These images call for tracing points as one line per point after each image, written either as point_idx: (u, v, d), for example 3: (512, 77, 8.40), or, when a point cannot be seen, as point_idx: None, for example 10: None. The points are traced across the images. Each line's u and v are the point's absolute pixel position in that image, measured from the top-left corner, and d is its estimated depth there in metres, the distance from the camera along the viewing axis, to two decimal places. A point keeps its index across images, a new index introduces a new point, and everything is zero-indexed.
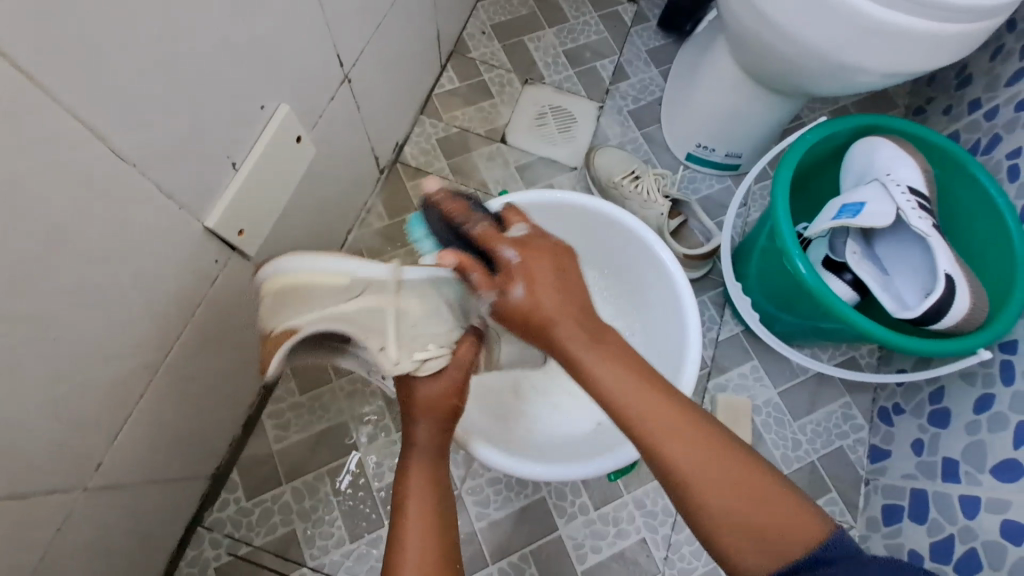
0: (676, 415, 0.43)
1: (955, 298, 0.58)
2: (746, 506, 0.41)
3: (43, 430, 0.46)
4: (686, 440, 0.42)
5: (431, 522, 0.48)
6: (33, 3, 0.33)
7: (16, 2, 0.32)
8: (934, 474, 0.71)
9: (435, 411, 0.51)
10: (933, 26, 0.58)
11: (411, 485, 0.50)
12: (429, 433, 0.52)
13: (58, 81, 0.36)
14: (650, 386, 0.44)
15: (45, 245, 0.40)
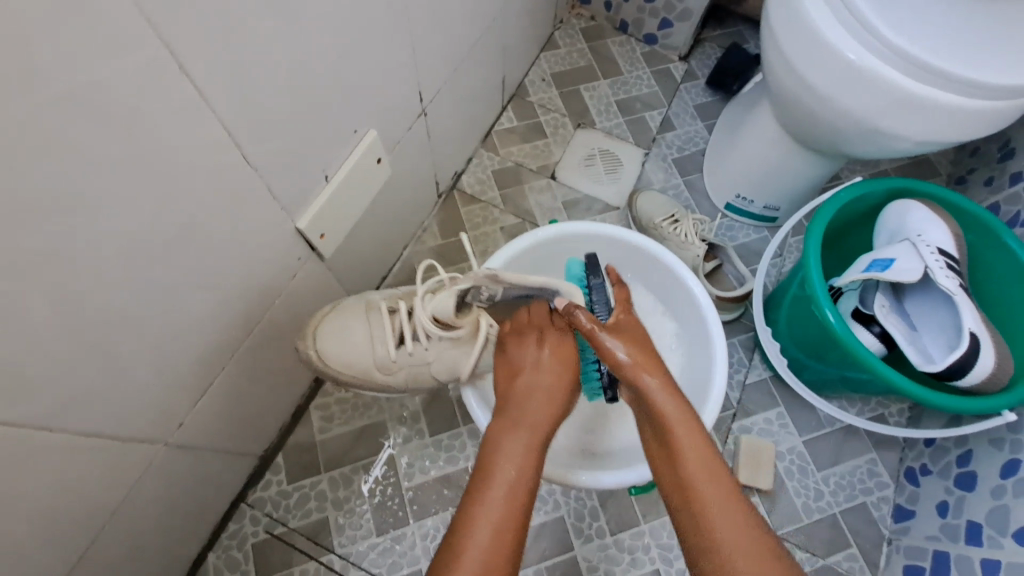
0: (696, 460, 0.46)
1: (978, 358, 0.62)
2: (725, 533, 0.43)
3: (148, 384, 0.53)
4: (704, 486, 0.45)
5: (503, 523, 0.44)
6: (218, 40, 0.42)
7: (206, 39, 0.41)
8: (958, 537, 0.72)
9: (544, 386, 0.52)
10: (962, 101, 0.62)
11: (505, 444, 0.48)
12: (541, 405, 0.51)
13: (221, 101, 0.45)
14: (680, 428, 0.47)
15: (183, 229, 0.48)
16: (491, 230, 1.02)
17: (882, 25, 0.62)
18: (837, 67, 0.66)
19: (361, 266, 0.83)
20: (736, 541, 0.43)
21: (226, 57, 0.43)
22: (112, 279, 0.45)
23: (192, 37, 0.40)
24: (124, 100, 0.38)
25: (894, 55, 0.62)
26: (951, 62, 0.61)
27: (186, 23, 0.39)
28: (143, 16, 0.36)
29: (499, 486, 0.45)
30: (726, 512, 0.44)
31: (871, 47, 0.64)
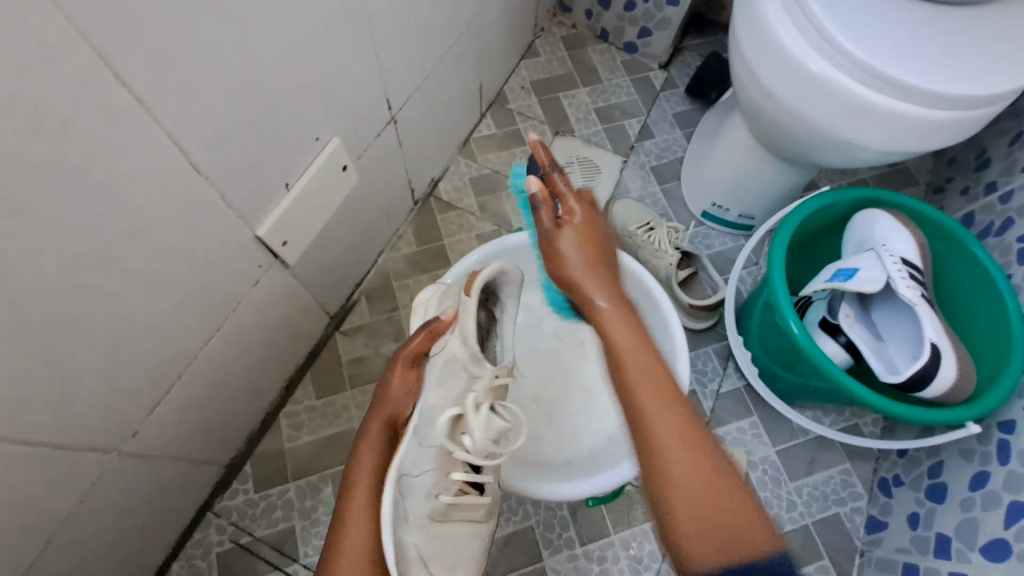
0: (684, 426, 0.49)
1: (940, 369, 0.62)
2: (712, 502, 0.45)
3: (97, 393, 0.53)
4: (683, 439, 0.48)
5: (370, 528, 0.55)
6: (159, 49, 0.42)
7: (148, 50, 0.41)
8: (927, 549, 0.72)
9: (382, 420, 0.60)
10: (921, 112, 0.63)
11: (361, 470, 0.58)
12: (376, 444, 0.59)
13: (165, 109, 0.45)
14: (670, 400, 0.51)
15: (129, 238, 0.48)
16: (466, 237, 1.02)
17: (845, 38, 0.62)
18: (803, 81, 0.66)
19: (330, 273, 0.83)
20: (711, 484, 0.46)
21: (171, 66, 0.43)
22: (51, 287, 0.44)
23: (131, 46, 0.40)
24: (57, 108, 0.38)
25: (857, 68, 0.62)
26: (913, 74, 0.61)
27: (125, 33, 0.39)
28: (75, 26, 0.36)
29: (355, 529, 0.55)
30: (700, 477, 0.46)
31: (835, 60, 0.64)
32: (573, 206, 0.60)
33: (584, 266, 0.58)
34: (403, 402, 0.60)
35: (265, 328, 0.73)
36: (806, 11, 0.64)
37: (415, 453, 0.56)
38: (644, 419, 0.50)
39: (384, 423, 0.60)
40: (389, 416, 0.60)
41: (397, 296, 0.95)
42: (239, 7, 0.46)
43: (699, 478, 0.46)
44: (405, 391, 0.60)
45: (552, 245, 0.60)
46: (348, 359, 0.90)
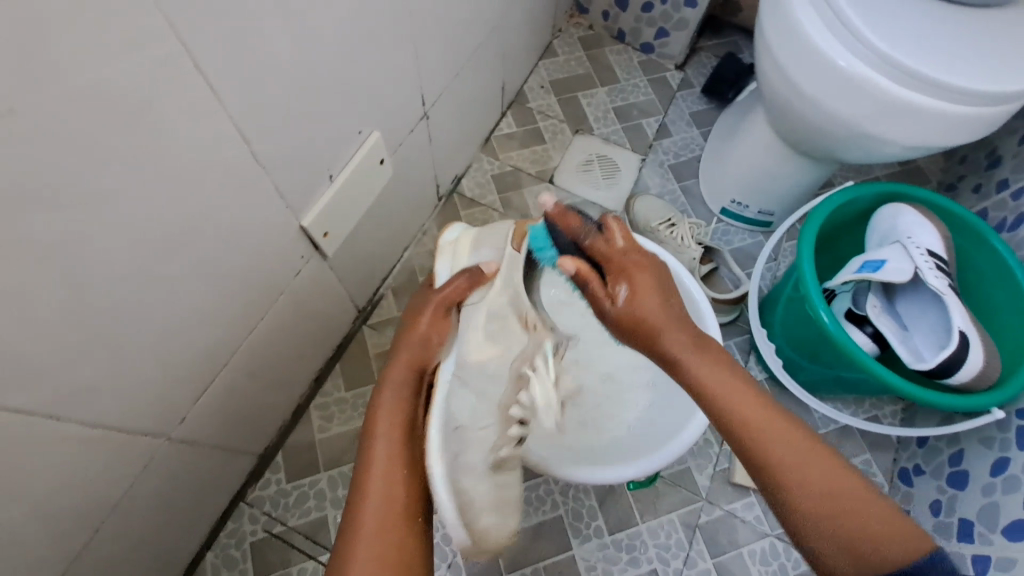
0: (778, 418, 0.49)
1: (967, 356, 0.63)
2: (843, 520, 0.44)
3: (152, 378, 0.54)
4: (799, 442, 0.47)
5: (399, 469, 0.49)
6: (230, 41, 0.43)
7: (220, 42, 0.42)
8: (950, 534, 0.73)
9: (405, 380, 0.56)
10: (948, 108, 0.64)
11: (378, 439, 0.51)
12: (396, 399, 0.54)
13: (232, 100, 0.46)
14: (757, 400, 0.50)
15: (191, 225, 0.49)
16: None
17: (877, 38, 0.64)
18: (834, 79, 0.68)
19: (362, 267, 0.84)
20: (819, 473, 0.45)
21: (239, 57, 0.45)
22: (120, 271, 0.45)
23: (206, 37, 0.41)
24: (142, 96, 0.39)
25: (887, 67, 0.64)
26: (943, 72, 0.63)
27: (203, 23, 0.40)
28: (163, 17, 0.38)
29: (374, 505, 0.48)
30: (818, 482, 0.45)
31: (867, 60, 0.65)
32: (618, 236, 0.55)
33: (653, 294, 0.53)
34: (432, 348, 0.58)
35: (301, 319, 0.74)
36: (838, 13, 0.66)
37: (467, 403, 0.55)
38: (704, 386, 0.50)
39: (413, 364, 0.57)
40: (414, 364, 0.57)
41: None
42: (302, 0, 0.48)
43: (806, 470, 0.46)
44: (430, 336, 0.58)
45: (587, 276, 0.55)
46: (376, 352, 0.91)
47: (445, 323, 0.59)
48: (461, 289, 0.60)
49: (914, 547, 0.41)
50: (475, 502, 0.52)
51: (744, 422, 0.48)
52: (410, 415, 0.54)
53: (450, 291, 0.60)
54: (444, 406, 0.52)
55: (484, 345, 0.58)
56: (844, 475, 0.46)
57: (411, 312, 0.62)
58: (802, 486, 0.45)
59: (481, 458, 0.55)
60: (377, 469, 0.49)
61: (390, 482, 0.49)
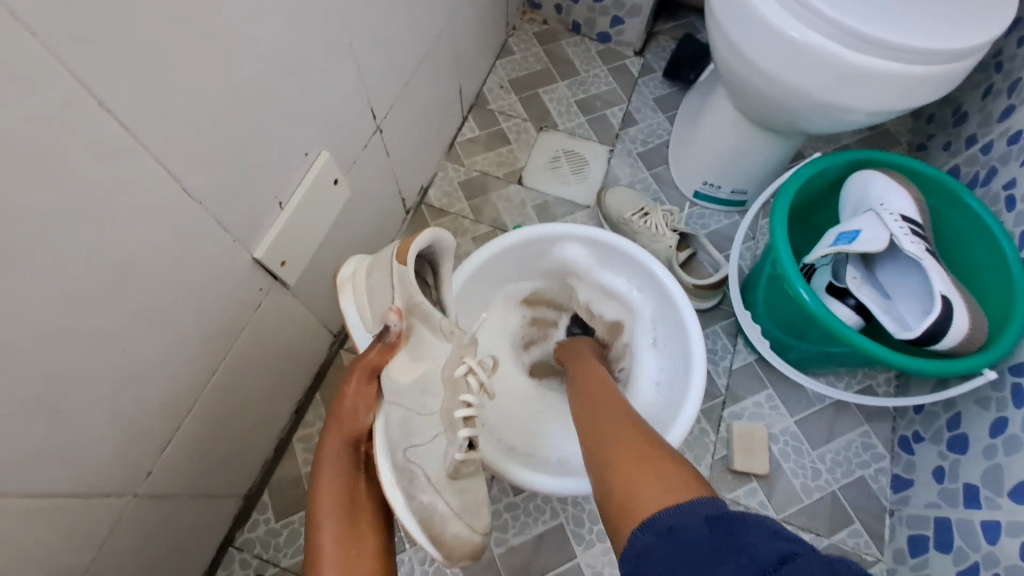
0: (626, 416, 0.55)
1: (952, 319, 0.62)
2: (654, 476, 0.44)
3: (106, 435, 0.51)
4: (632, 437, 0.50)
5: (343, 536, 0.51)
6: (138, 74, 0.40)
7: (125, 76, 0.40)
8: (957, 501, 0.72)
9: (346, 433, 0.55)
10: (904, 69, 0.63)
11: (320, 504, 0.52)
12: (337, 454, 0.55)
13: (151, 136, 0.43)
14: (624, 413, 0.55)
15: (124, 273, 0.46)
16: (462, 242, 1.02)
17: (846, 16, 0.62)
18: (816, 66, 0.66)
19: (331, 291, 0.81)
20: (642, 471, 0.45)
21: (155, 91, 0.42)
22: (49, 330, 0.42)
23: (109, 70, 0.38)
24: (44, 144, 0.37)
25: (868, 45, 0.62)
26: (923, 36, 0.61)
27: (102, 59, 0.38)
28: (55, 58, 0.35)
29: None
30: (650, 470, 0.45)
31: (844, 42, 0.63)
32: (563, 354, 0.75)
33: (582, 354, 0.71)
34: (363, 415, 0.56)
35: (270, 353, 0.71)
36: (803, 1, 0.63)
37: (404, 422, 0.55)
38: (596, 424, 0.55)
39: (340, 437, 0.55)
40: (350, 433, 0.56)
41: None
42: (219, 24, 0.45)
43: (647, 472, 0.45)
44: (358, 407, 0.56)
45: (569, 348, 0.74)
46: None
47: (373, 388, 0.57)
48: (381, 354, 0.56)
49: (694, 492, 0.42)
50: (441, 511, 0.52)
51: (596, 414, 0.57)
52: (349, 492, 0.54)
53: (371, 355, 0.56)
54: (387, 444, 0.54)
55: (407, 364, 0.56)
56: (673, 459, 0.46)
57: (340, 377, 0.60)
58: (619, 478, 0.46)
59: (457, 455, 0.55)
60: (324, 540, 0.51)
61: (339, 565, 0.49)
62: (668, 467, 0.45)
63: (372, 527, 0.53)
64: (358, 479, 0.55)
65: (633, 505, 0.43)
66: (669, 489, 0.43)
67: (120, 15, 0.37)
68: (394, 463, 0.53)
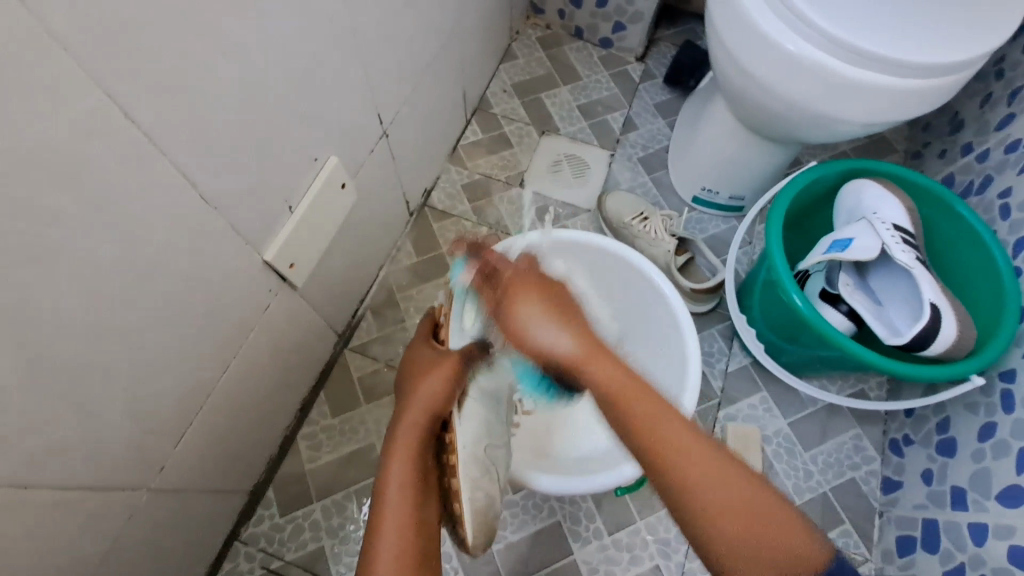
0: (674, 414, 0.50)
1: (940, 326, 0.64)
2: (739, 510, 0.47)
3: (123, 430, 0.53)
4: (686, 448, 0.48)
5: (408, 504, 0.57)
6: (162, 84, 0.42)
7: (150, 86, 0.41)
8: (944, 503, 0.74)
9: (429, 411, 0.62)
10: (899, 83, 0.65)
11: (392, 470, 0.59)
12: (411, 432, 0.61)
13: (171, 144, 0.45)
14: (648, 395, 0.49)
15: (142, 275, 0.48)
16: (464, 244, 1.03)
17: (843, 31, 0.64)
18: (824, 85, 0.67)
19: (335, 292, 0.83)
20: (724, 488, 0.47)
21: (176, 101, 0.44)
22: (73, 329, 0.44)
23: (135, 82, 0.40)
24: (74, 153, 0.38)
25: (880, 65, 0.64)
26: (918, 51, 0.63)
27: (129, 71, 0.39)
28: (86, 71, 0.37)
29: (388, 538, 0.55)
30: (722, 476, 0.48)
31: (840, 57, 0.65)
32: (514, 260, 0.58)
33: (532, 295, 0.51)
34: (444, 400, 0.62)
35: (277, 351, 0.73)
36: (802, 18, 0.65)
37: (480, 419, 0.62)
38: (648, 427, 0.48)
39: (421, 411, 0.62)
40: (429, 412, 0.62)
41: (402, 308, 0.97)
42: (236, 36, 0.47)
43: (710, 480, 0.47)
44: (445, 389, 0.63)
45: (495, 274, 0.56)
46: (359, 375, 0.91)
47: (458, 377, 0.64)
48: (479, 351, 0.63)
49: (800, 548, 0.47)
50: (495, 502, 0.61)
51: (639, 418, 0.49)
52: (420, 468, 0.59)
53: (473, 352, 0.64)
54: (469, 429, 0.61)
55: (492, 376, 0.64)
56: (739, 474, 0.48)
57: (427, 362, 0.67)
58: (698, 493, 0.47)
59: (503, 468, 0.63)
60: (389, 504, 0.57)
61: (400, 521, 0.56)
62: (746, 491, 0.48)
63: (432, 504, 0.59)
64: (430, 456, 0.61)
65: (708, 548, 0.47)
66: (774, 540, 0.47)
67: (147, 30, 0.39)
68: (469, 452, 0.60)
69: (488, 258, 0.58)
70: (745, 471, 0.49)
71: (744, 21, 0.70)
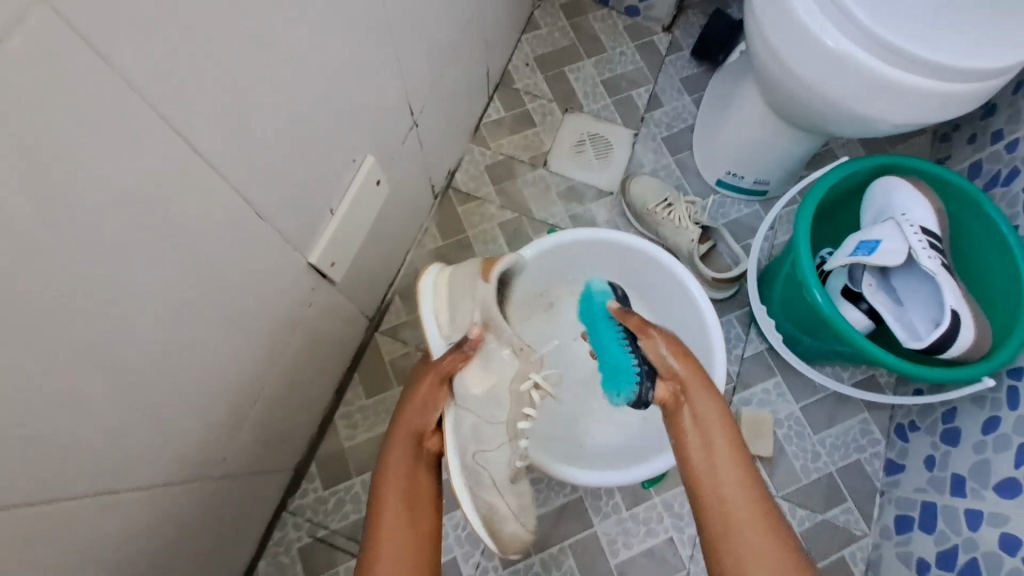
0: (749, 488, 0.55)
1: (958, 332, 0.66)
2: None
3: (192, 429, 0.57)
4: (751, 519, 0.54)
5: (406, 532, 0.56)
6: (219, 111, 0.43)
7: (209, 114, 0.42)
8: (943, 489, 0.79)
9: (409, 432, 0.61)
10: (945, 88, 0.63)
11: (387, 490, 0.58)
12: (403, 457, 0.60)
13: (229, 167, 0.46)
14: (745, 485, 0.56)
15: (206, 291, 0.50)
16: (489, 227, 1.04)
17: (894, 33, 0.61)
18: (868, 87, 0.66)
19: (368, 281, 0.86)
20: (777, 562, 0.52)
21: (232, 125, 0.44)
22: (151, 346, 0.47)
23: (197, 113, 0.41)
24: (149, 189, 0.40)
25: (928, 70, 0.62)
26: (968, 56, 0.61)
27: (192, 104, 0.40)
28: (157, 112, 0.37)
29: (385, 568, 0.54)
30: (765, 538, 0.53)
31: (888, 59, 0.63)
32: (653, 334, 0.63)
33: (696, 378, 0.61)
34: (427, 416, 0.62)
35: (317, 342, 0.76)
36: (852, 17, 0.62)
37: (472, 426, 0.61)
38: (728, 535, 0.54)
39: (405, 432, 0.61)
40: (413, 431, 0.62)
41: None
42: (280, 53, 0.46)
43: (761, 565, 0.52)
44: (427, 404, 0.62)
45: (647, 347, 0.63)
46: (390, 357, 0.95)
47: (440, 392, 0.63)
48: (455, 361, 0.63)
49: None
50: (498, 511, 0.60)
51: (718, 490, 0.56)
52: (413, 485, 0.59)
53: (448, 362, 0.63)
54: (456, 433, 0.61)
55: (478, 374, 0.63)
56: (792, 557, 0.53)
57: (413, 378, 0.66)
58: (730, 555, 0.53)
59: (500, 469, 0.62)
60: (385, 526, 0.56)
61: (394, 547, 0.55)
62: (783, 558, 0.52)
63: (428, 520, 0.58)
64: (421, 472, 0.60)
65: None
66: None
67: (207, 61, 0.39)
68: (458, 460, 0.60)
69: (634, 318, 0.64)
70: (788, 530, 0.55)
71: (790, 12, 0.67)
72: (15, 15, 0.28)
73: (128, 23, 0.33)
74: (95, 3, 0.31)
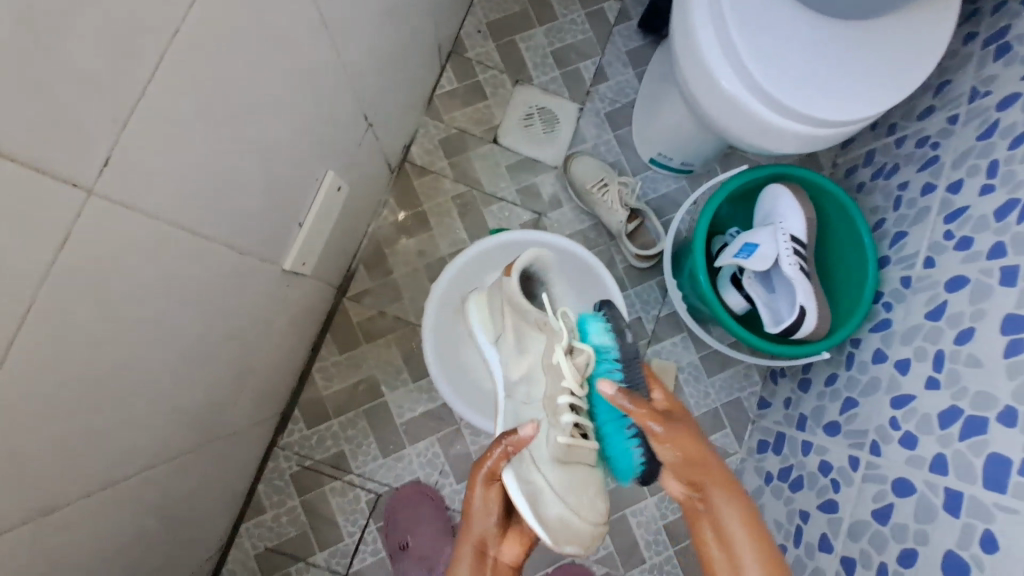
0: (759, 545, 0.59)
1: (802, 323, 0.85)
2: None
3: (195, 404, 0.72)
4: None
5: None
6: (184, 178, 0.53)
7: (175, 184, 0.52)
8: (792, 423, 1.04)
9: (476, 541, 0.65)
10: (815, 133, 0.76)
11: None
12: (469, 564, 0.64)
13: (195, 216, 0.57)
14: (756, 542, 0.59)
15: (194, 308, 0.63)
16: (443, 201, 1.14)
17: (776, 89, 0.73)
18: (756, 127, 0.78)
19: (333, 261, 0.98)
20: None
21: (193, 183, 0.54)
22: (159, 356, 0.60)
23: (165, 188, 0.51)
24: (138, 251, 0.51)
25: (802, 119, 0.75)
26: (833, 110, 0.74)
27: (158, 181, 0.50)
28: (133, 197, 0.48)
29: None
30: None
31: (771, 109, 0.75)
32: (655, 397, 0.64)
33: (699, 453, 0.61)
34: (486, 519, 0.65)
35: (289, 318, 0.90)
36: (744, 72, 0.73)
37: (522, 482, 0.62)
38: None
39: (472, 539, 0.65)
40: (476, 539, 0.65)
41: (390, 261, 1.11)
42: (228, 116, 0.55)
43: None
44: (486, 503, 0.65)
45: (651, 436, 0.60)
46: (358, 320, 1.09)
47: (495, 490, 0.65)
48: (501, 458, 0.64)
49: None
50: (551, 516, 0.59)
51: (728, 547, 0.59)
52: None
53: (494, 459, 0.64)
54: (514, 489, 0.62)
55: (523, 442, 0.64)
56: None
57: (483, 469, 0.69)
58: None
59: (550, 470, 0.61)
60: None
61: None
62: None
63: None
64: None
65: None
66: None
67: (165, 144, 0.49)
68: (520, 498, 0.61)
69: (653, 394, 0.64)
70: None
71: (698, 52, 0.77)
72: (38, 172, 0.38)
73: (101, 143, 0.43)
74: (76, 143, 0.41)
